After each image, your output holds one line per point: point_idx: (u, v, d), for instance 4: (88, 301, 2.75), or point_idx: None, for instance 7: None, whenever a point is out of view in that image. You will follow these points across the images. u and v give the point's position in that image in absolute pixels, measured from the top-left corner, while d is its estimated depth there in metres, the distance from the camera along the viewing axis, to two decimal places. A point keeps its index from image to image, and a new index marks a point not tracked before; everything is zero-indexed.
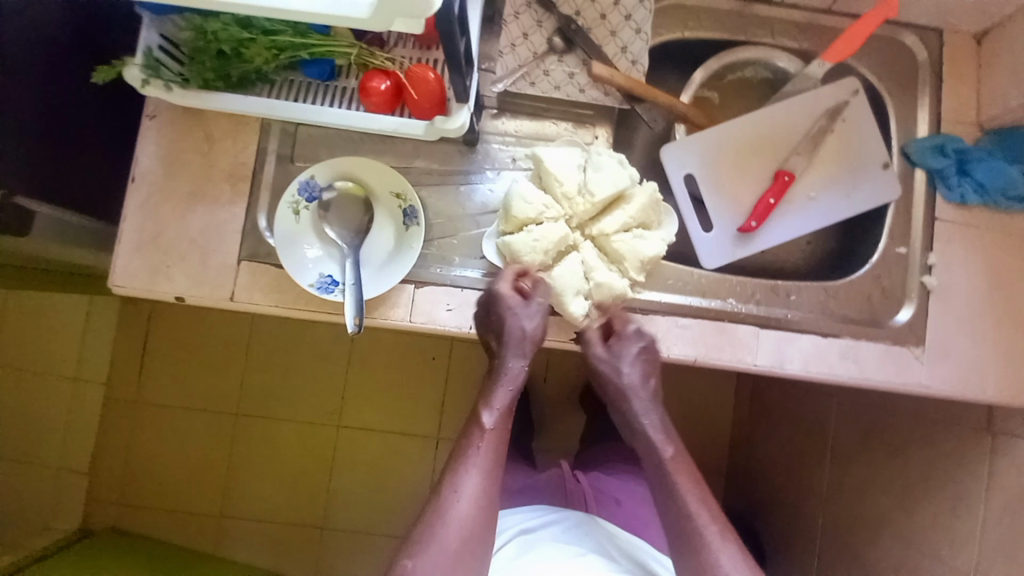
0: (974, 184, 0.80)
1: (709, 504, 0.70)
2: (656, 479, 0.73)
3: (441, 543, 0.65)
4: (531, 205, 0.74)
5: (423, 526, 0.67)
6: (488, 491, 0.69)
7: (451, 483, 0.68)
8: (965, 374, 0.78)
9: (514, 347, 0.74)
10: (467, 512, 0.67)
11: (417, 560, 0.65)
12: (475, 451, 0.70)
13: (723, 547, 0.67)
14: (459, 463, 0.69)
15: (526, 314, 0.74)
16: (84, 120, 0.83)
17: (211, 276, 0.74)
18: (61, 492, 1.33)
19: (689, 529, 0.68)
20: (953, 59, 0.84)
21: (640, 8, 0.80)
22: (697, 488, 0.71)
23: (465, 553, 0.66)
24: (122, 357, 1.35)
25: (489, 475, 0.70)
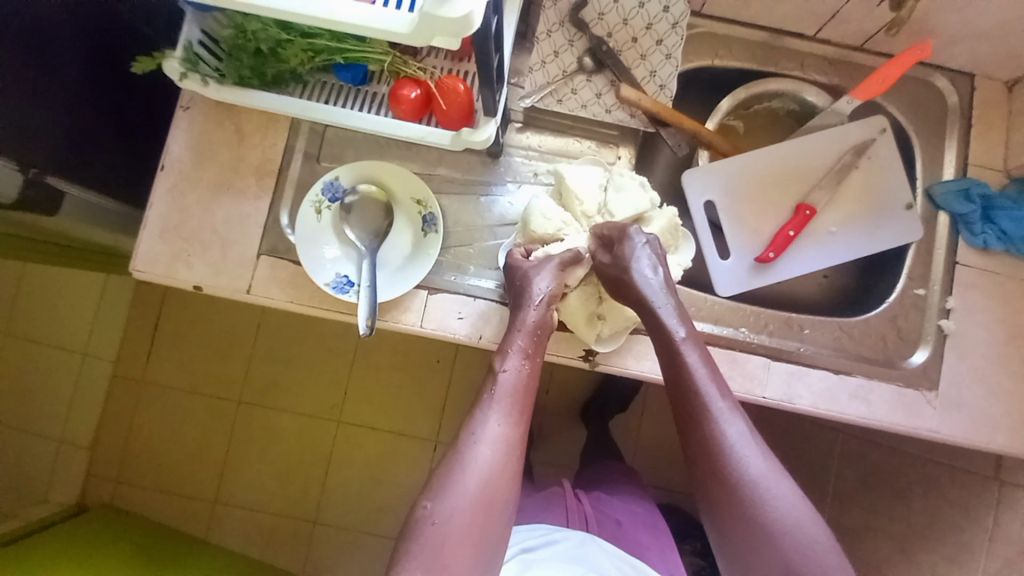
0: (998, 232, 0.79)
1: (726, 392, 0.64)
2: (669, 368, 0.67)
3: (461, 487, 0.60)
4: (550, 222, 0.75)
5: (442, 470, 0.62)
6: (512, 438, 0.64)
7: (470, 428, 0.64)
8: (977, 423, 0.77)
9: (533, 296, 0.69)
10: (488, 457, 0.62)
11: (436, 503, 0.60)
12: (493, 393, 0.66)
13: (744, 443, 0.61)
14: (478, 407, 0.65)
15: (543, 268, 0.71)
16: (120, 106, 0.85)
17: (231, 266, 0.75)
18: (61, 465, 1.35)
19: (704, 426, 0.62)
20: (983, 104, 0.84)
21: (672, 33, 0.80)
22: (714, 379, 0.65)
23: (488, 501, 0.60)
24: (131, 337, 1.37)
25: (513, 419, 0.64)
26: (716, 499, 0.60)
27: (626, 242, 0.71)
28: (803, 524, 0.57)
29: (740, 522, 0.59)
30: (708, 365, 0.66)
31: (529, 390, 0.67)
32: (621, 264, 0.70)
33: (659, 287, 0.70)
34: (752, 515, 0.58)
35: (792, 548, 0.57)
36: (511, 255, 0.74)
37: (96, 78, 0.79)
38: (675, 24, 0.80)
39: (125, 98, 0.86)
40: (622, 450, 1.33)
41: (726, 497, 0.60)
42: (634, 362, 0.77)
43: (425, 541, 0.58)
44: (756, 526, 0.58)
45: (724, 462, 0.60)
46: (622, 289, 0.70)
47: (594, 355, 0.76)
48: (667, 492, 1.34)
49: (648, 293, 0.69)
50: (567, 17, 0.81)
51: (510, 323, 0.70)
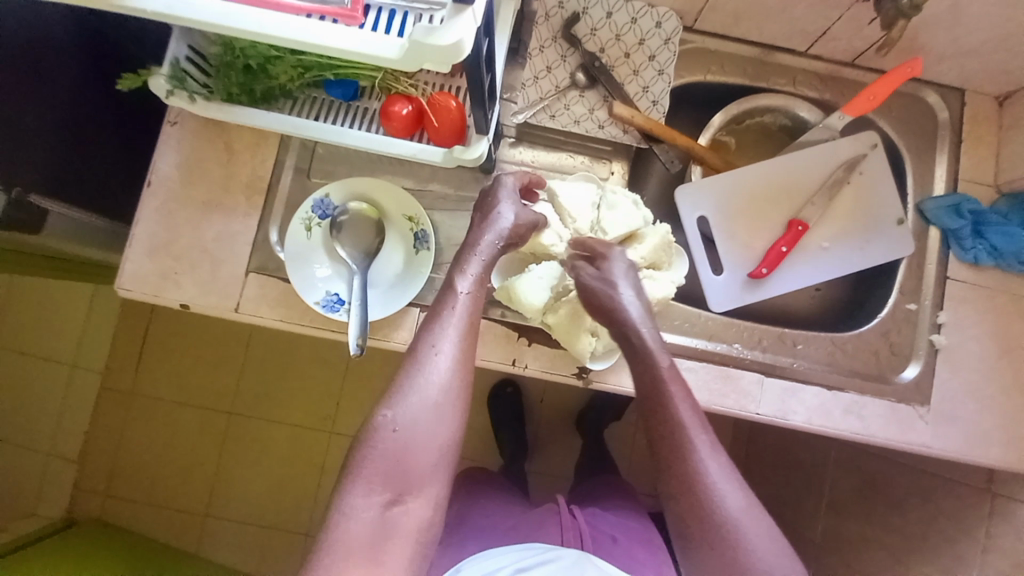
0: (989, 247, 0.79)
1: (706, 425, 0.63)
2: (649, 399, 0.64)
3: (420, 395, 0.60)
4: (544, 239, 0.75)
5: (399, 380, 0.61)
6: (467, 349, 0.63)
7: (428, 340, 0.62)
8: (970, 437, 0.77)
9: (493, 226, 0.68)
10: (445, 370, 0.61)
11: (395, 411, 0.60)
12: (452, 309, 0.64)
13: (723, 478, 0.61)
14: (436, 321, 0.63)
15: (510, 205, 0.70)
16: (107, 121, 0.84)
17: (220, 284, 0.74)
18: (49, 479, 1.32)
19: (684, 462, 0.61)
20: (973, 120, 0.84)
21: (665, 49, 0.80)
22: (695, 411, 0.64)
23: (446, 409, 0.61)
24: (119, 349, 1.34)
25: (468, 335, 0.63)
26: (695, 534, 0.60)
27: (609, 260, 0.71)
28: (776, 556, 0.59)
29: (717, 558, 0.59)
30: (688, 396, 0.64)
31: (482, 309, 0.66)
32: (606, 280, 0.69)
33: (637, 310, 0.68)
34: (730, 549, 0.58)
35: None
36: (498, 179, 0.72)
37: (81, 93, 0.78)
38: (667, 40, 0.80)
39: (111, 114, 0.84)
40: (617, 460, 1.34)
41: (704, 532, 0.59)
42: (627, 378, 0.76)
43: (383, 448, 0.59)
44: (731, 561, 0.58)
45: (703, 498, 0.60)
46: (597, 305, 0.69)
47: (588, 372, 0.76)
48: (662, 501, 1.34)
49: (629, 316, 0.67)
50: (559, 33, 0.81)
51: (465, 243, 0.69)
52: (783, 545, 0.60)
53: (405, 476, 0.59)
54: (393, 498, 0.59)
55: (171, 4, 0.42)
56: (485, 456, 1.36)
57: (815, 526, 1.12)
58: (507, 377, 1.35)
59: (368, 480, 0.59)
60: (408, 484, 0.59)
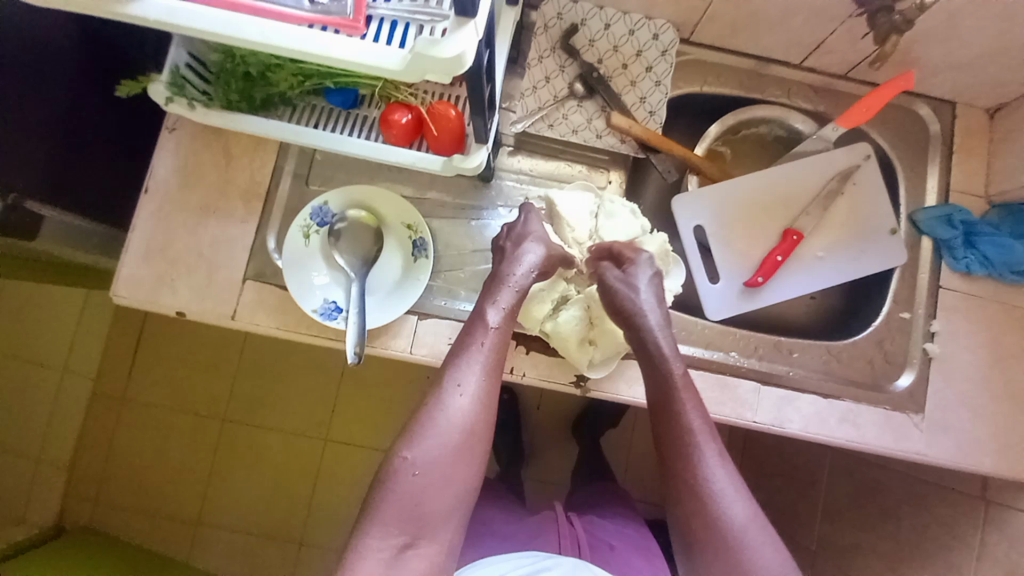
0: (980, 256, 0.81)
1: (727, 458, 0.63)
2: (665, 420, 0.65)
3: (442, 434, 0.61)
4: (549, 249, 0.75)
5: (422, 418, 0.62)
6: (490, 387, 0.64)
7: (453, 377, 0.63)
8: (965, 446, 0.78)
9: (523, 259, 0.70)
10: (469, 407, 0.63)
11: (415, 452, 0.60)
12: (479, 346, 0.65)
13: (728, 488, 0.61)
14: (462, 357, 0.64)
15: (538, 240, 0.72)
16: (105, 126, 0.84)
17: (216, 290, 0.74)
18: (38, 485, 1.30)
19: (691, 469, 0.62)
20: (964, 132, 0.86)
21: (662, 60, 0.81)
22: (715, 444, 0.63)
23: (467, 447, 0.62)
24: (112, 354, 1.33)
25: (492, 373, 0.65)
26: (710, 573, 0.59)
27: (634, 265, 0.72)
28: None
29: None
30: (709, 429, 0.64)
31: (505, 348, 0.67)
32: (630, 283, 0.70)
33: (656, 318, 0.69)
34: None
35: None
36: (522, 213, 0.74)
37: (78, 98, 0.78)
38: (665, 52, 0.81)
39: (110, 119, 0.84)
40: (614, 467, 1.34)
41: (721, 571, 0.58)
42: (625, 387, 0.77)
43: (400, 488, 0.59)
44: None
45: (708, 506, 0.60)
46: (618, 310, 0.70)
47: (586, 380, 0.76)
48: (658, 508, 1.34)
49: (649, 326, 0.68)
50: (558, 43, 0.81)
51: (493, 276, 0.70)
52: None
53: (420, 517, 0.59)
54: (408, 542, 0.58)
55: (171, 12, 0.42)
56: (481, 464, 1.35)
57: (810, 534, 1.13)
58: (503, 383, 1.35)
59: (385, 521, 0.59)
60: (423, 528, 0.59)
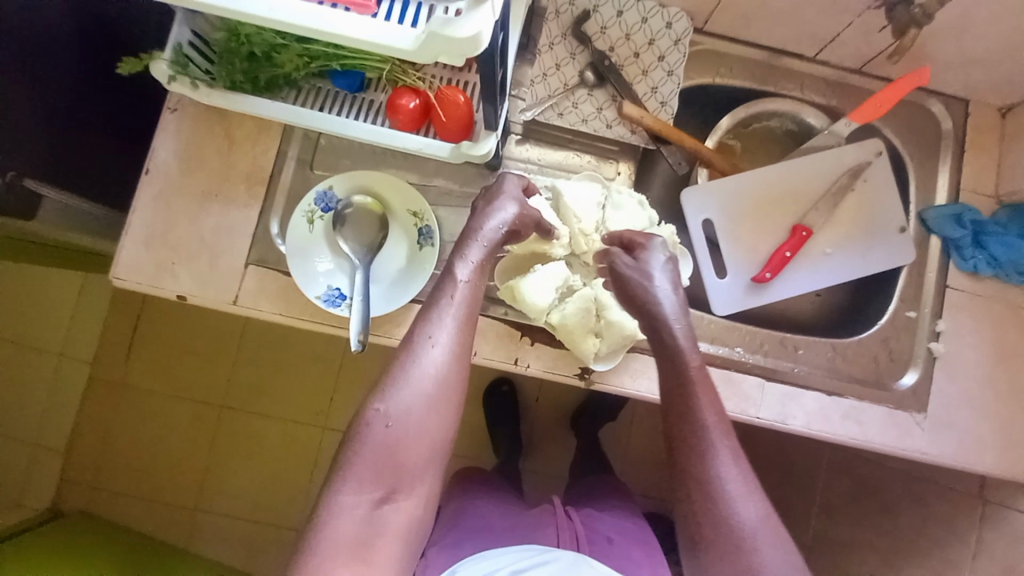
0: (988, 256, 0.80)
1: (731, 443, 0.62)
2: (679, 405, 0.64)
3: (415, 387, 0.60)
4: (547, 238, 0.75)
5: (394, 370, 0.60)
6: (465, 340, 0.63)
7: (426, 331, 0.62)
8: (966, 445, 0.78)
9: (498, 212, 0.68)
10: (441, 360, 0.61)
11: (388, 405, 0.59)
12: (449, 299, 0.63)
13: (740, 486, 0.60)
14: (433, 311, 0.62)
15: (514, 194, 0.70)
16: (103, 107, 0.82)
17: (218, 276, 0.73)
18: (34, 469, 1.30)
19: (701, 466, 0.60)
20: (976, 130, 0.85)
21: (674, 50, 0.80)
22: (721, 430, 0.63)
23: (441, 401, 0.61)
24: (110, 339, 1.32)
25: (465, 326, 0.63)
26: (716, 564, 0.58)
27: (647, 250, 0.71)
28: None
29: None
30: (716, 416, 0.63)
31: (478, 302, 0.65)
32: (642, 269, 0.70)
33: (672, 302, 0.68)
34: None
35: None
36: (503, 175, 0.72)
37: (77, 77, 0.76)
38: (677, 41, 0.79)
39: (109, 99, 0.82)
40: (612, 461, 1.35)
41: (724, 561, 0.57)
42: (630, 380, 0.76)
43: (374, 443, 0.58)
44: None
45: (718, 504, 0.59)
46: (631, 296, 0.69)
47: (590, 372, 0.76)
48: (655, 502, 1.35)
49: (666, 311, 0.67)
50: (569, 30, 0.80)
51: (466, 229, 0.68)
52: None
53: (395, 472, 0.59)
54: (384, 496, 0.58)
55: None
56: (480, 456, 1.35)
57: (806, 529, 1.13)
58: (503, 375, 1.35)
59: (358, 476, 0.58)
60: (399, 482, 0.59)
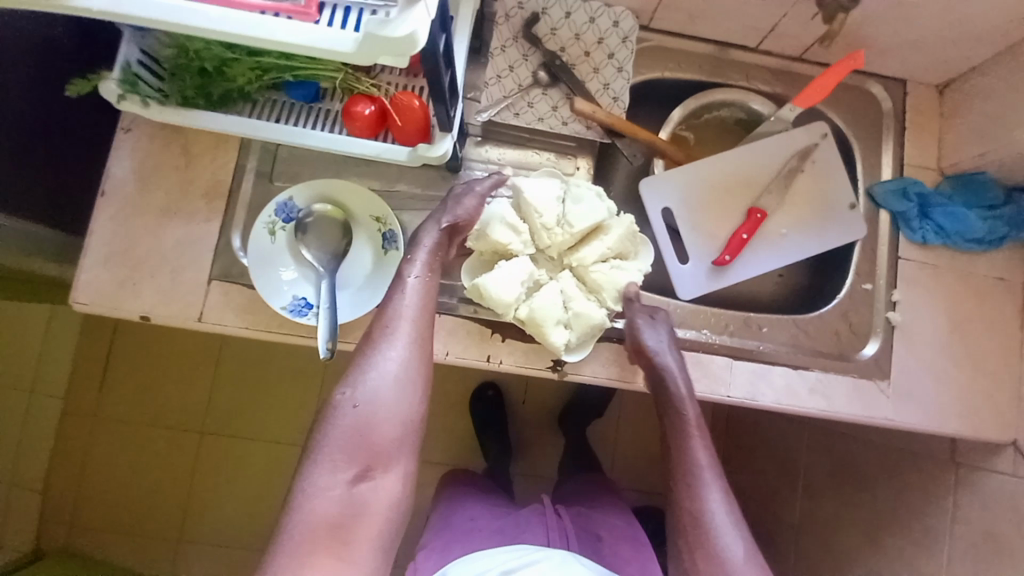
0: (935, 227, 0.84)
1: (717, 469, 0.71)
2: (672, 432, 0.73)
3: (376, 375, 0.64)
4: (509, 235, 0.75)
5: (356, 361, 0.65)
6: (422, 331, 0.66)
7: (383, 324, 0.66)
8: (928, 410, 0.81)
9: (438, 217, 0.73)
10: (400, 349, 0.65)
11: (352, 390, 0.64)
12: (401, 295, 0.67)
13: (728, 525, 0.67)
14: (388, 306, 0.67)
15: (458, 199, 0.74)
16: (55, 130, 0.81)
17: (182, 292, 0.72)
18: (9, 510, 1.25)
19: (691, 500, 0.69)
20: (914, 109, 0.89)
21: (623, 47, 0.82)
22: (710, 456, 0.71)
23: (404, 386, 0.64)
24: (82, 370, 1.28)
25: (421, 318, 0.67)
26: (690, 561, 0.67)
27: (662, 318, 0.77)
28: None
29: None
30: (708, 449, 0.72)
31: (432, 295, 0.68)
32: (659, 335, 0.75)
33: (674, 366, 0.74)
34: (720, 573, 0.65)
35: None
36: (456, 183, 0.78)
37: (25, 101, 0.75)
38: (625, 39, 0.82)
39: (62, 122, 0.82)
40: (601, 457, 1.35)
41: (697, 556, 0.67)
42: (601, 369, 0.78)
43: (343, 426, 0.63)
44: None
45: (708, 539, 0.67)
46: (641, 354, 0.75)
47: (563, 364, 0.77)
48: (647, 495, 1.36)
49: (669, 368, 0.73)
50: (520, 32, 0.82)
51: (409, 241, 0.73)
52: None
53: (368, 452, 0.63)
54: (358, 475, 0.62)
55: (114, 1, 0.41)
56: (469, 461, 1.35)
57: (793, 509, 1.15)
58: (488, 379, 1.35)
59: (330, 457, 0.62)
60: (373, 460, 0.63)
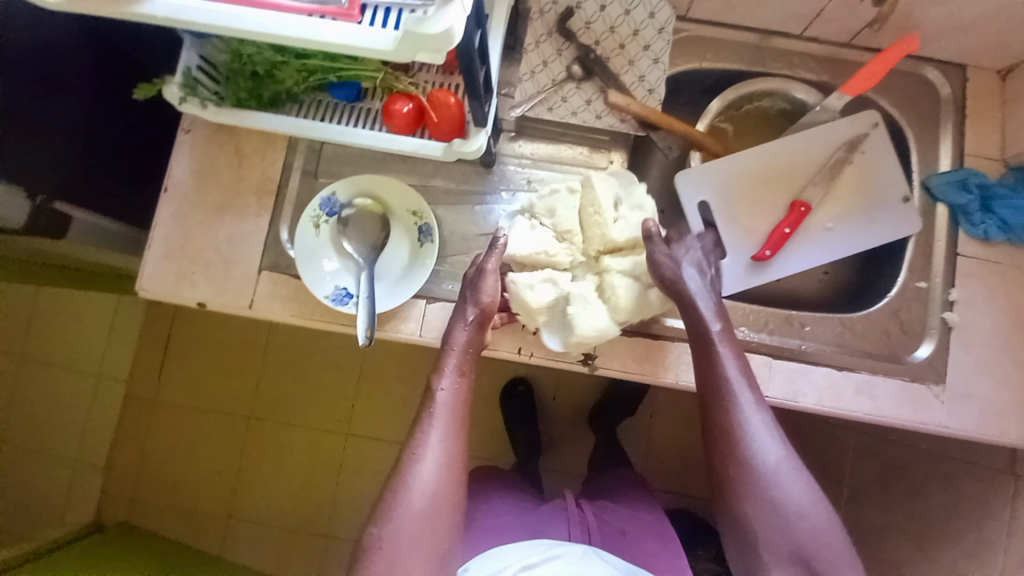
0: (998, 221, 0.78)
1: (751, 386, 0.67)
2: (699, 354, 0.69)
3: (406, 506, 0.64)
4: (541, 292, 0.73)
5: (387, 495, 0.65)
6: (452, 451, 0.67)
7: (412, 448, 0.66)
8: (988, 416, 0.76)
9: (474, 313, 0.70)
10: (432, 472, 0.65)
11: (381, 528, 0.64)
12: (432, 413, 0.68)
13: (763, 433, 0.65)
14: (420, 426, 0.67)
15: (484, 280, 0.71)
16: (122, 133, 0.88)
17: (234, 284, 0.77)
18: (76, 485, 1.37)
19: (728, 421, 0.66)
20: (976, 95, 0.84)
21: (659, 39, 0.81)
22: (745, 375, 0.68)
23: (435, 512, 0.64)
24: (144, 356, 1.40)
25: (451, 436, 0.68)
26: (731, 481, 0.65)
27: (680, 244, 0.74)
28: (807, 503, 0.64)
29: (749, 495, 0.64)
30: (742, 369, 0.68)
31: (465, 406, 0.70)
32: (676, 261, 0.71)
33: (699, 288, 0.71)
34: (763, 489, 0.64)
35: (789, 519, 0.63)
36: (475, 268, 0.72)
37: (98, 107, 0.82)
38: (661, 30, 0.81)
39: (129, 126, 0.89)
40: (632, 457, 1.34)
41: (738, 475, 0.65)
42: (633, 364, 0.77)
43: (375, 564, 0.62)
44: (764, 500, 0.64)
45: (744, 453, 0.65)
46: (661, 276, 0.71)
47: (593, 358, 0.77)
48: (679, 497, 1.33)
49: (690, 287, 0.70)
50: (554, 27, 0.82)
51: (444, 342, 0.72)
52: (812, 482, 0.65)
53: None
54: None
55: (177, 10, 0.45)
56: (499, 455, 1.37)
57: (836, 518, 1.11)
58: (519, 375, 1.37)
59: None
60: None
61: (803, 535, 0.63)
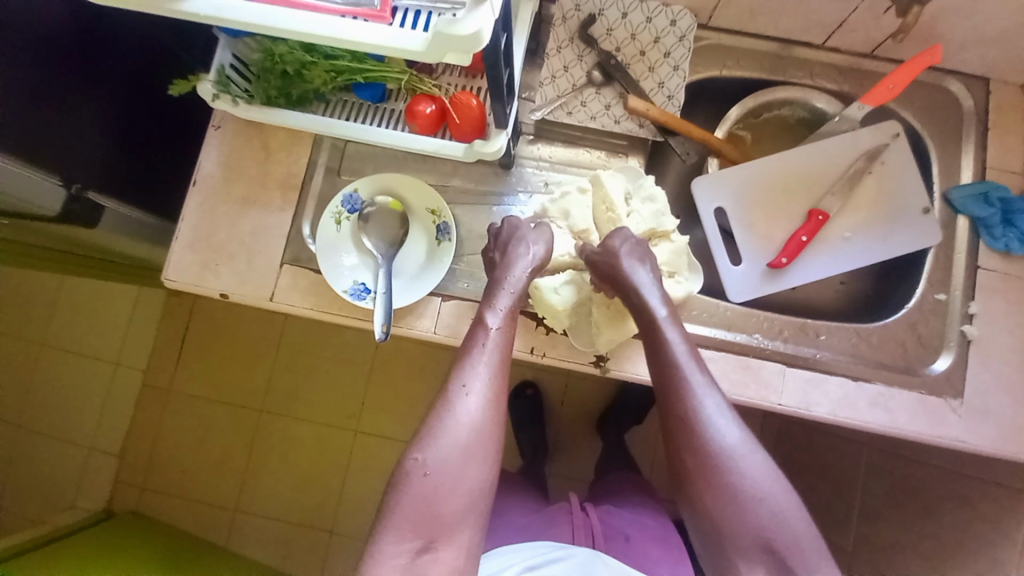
0: (1020, 235, 0.78)
1: (701, 365, 0.65)
2: (646, 337, 0.67)
3: (450, 437, 0.61)
4: (567, 295, 0.75)
5: (431, 420, 0.62)
6: (498, 386, 0.65)
7: (458, 378, 0.64)
8: (1007, 433, 0.75)
9: (520, 258, 0.71)
10: (478, 406, 0.63)
11: (426, 453, 0.60)
12: (481, 347, 0.66)
13: (717, 414, 0.62)
14: (466, 359, 0.65)
15: (535, 239, 0.74)
16: (153, 127, 0.91)
17: (256, 275, 0.79)
18: (90, 471, 1.40)
19: (678, 402, 0.63)
20: (999, 108, 0.83)
21: (680, 46, 0.82)
22: (692, 354, 0.65)
23: (480, 443, 0.62)
24: (162, 346, 1.43)
25: (498, 370, 0.65)
26: (690, 470, 0.61)
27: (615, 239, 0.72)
28: (770, 486, 0.59)
29: (709, 485, 0.60)
30: (689, 348, 0.66)
31: (512, 346, 0.68)
32: (611, 254, 0.71)
33: (642, 273, 0.70)
34: (724, 476, 0.60)
35: (753, 505, 0.59)
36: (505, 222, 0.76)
37: (132, 102, 0.85)
38: (682, 37, 0.82)
39: (159, 120, 0.92)
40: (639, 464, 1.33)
41: (695, 462, 0.61)
42: (646, 367, 0.77)
43: (414, 491, 0.60)
44: (725, 488, 0.59)
45: (697, 438, 0.61)
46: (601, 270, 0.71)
47: (606, 360, 0.77)
48: None
49: (630, 269, 0.69)
50: (576, 33, 0.84)
51: (492, 279, 0.71)
52: (774, 464, 0.61)
53: (434, 520, 0.59)
54: (423, 546, 0.59)
55: (218, 6, 0.47)
56: (505, 457, 1.37)
57: (846, 534, 1.09)
58: (528, 378, 1.37)
59: (399, 525, 0.59)
60: (438, 530, 0.59)
61: (773, 522, 0.58)
